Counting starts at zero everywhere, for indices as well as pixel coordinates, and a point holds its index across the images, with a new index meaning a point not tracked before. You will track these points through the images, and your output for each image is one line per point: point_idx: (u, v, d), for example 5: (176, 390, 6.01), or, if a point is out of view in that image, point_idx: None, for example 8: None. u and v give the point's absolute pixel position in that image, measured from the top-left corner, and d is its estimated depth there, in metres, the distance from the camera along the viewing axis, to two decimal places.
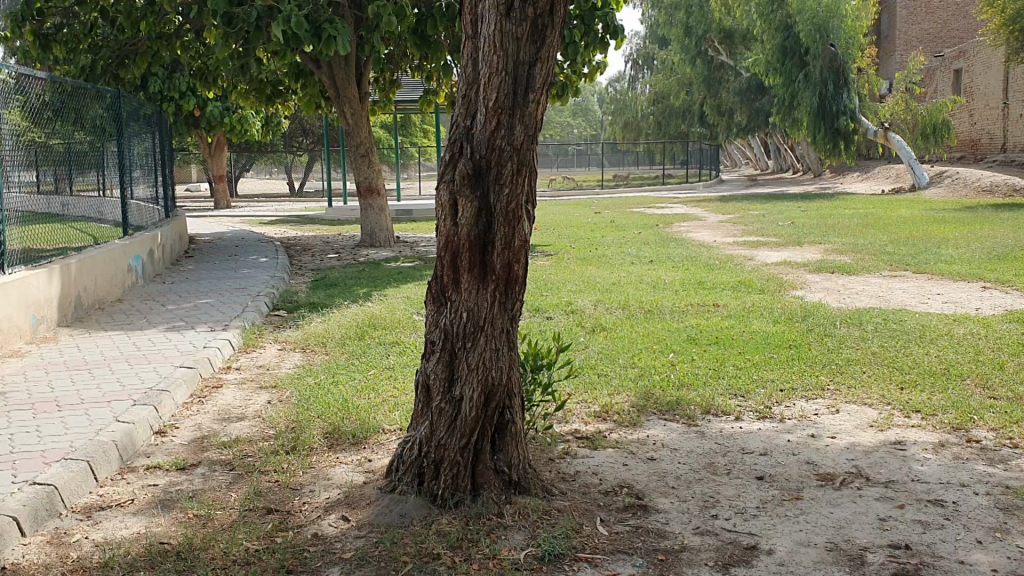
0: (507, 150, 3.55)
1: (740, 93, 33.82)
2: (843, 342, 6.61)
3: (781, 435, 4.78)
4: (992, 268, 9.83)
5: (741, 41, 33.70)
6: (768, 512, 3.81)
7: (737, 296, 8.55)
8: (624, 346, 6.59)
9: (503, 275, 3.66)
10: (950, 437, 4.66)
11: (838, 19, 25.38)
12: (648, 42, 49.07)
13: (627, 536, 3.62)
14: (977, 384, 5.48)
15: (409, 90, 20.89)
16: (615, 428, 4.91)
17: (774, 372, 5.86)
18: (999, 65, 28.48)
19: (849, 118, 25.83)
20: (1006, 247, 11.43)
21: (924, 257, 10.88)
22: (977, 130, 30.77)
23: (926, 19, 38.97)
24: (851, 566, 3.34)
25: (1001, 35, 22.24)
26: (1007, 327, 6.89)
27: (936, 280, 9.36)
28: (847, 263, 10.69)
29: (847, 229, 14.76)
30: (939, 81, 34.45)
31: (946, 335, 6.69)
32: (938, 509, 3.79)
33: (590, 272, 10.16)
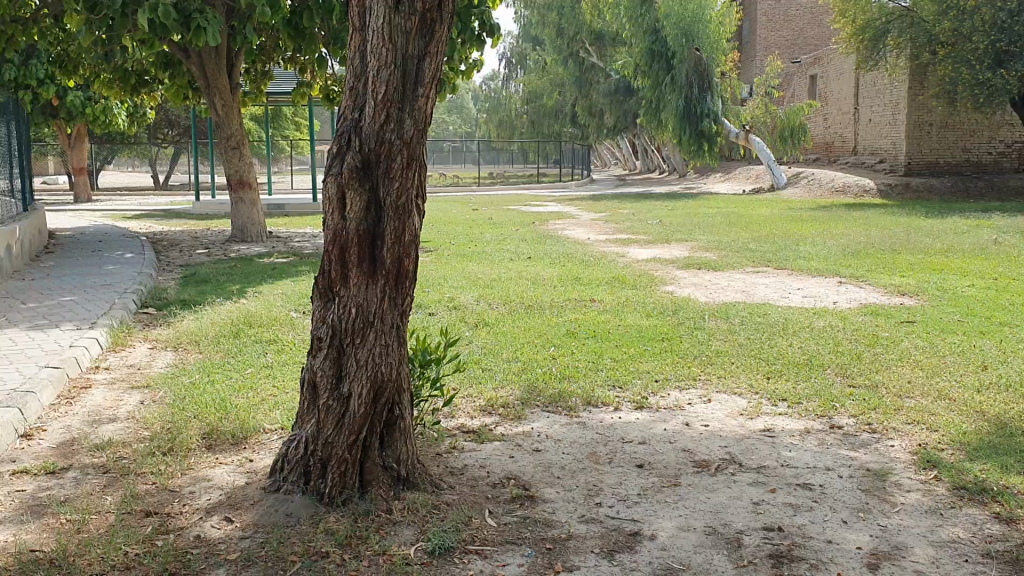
0: (396, 143, 3.56)
1: (609, 95, 34.75)
2: (714, 336, 6.86)
3: (658, 424, 4.95)
4: (847, 264, 10.39)
5: (611, 43, 34.35)
6: (650, 499, 3.95)
7: (615, 292, 8.74)
8: (506, 341, 6.66)
9: (394, 270, 3.66)
10: (815, 424, 4.92)
11: (703, 24, 26.14)
12: (521, 42, 49.57)
13: (516, 527, 3.68)
14: (836, 373, 5.81)
15: (282, 83, 20.43)
16: (500, 422, 4.97)
17: (649, 364, 6.05)
18: (850, 73, 30.05)
19: (711, 121, 26.82)
20: (859, 244, 12.08)
21: (784, 254, 11.40)
22: (830, 133, 32.36)
23: (784, 27, 40.74)
24: (728, 549, 3.49)
25: (852, 44, 23.40)
26: (861, 319, 7.33)
27: (795, 275, 9.84)
28: (712, 260, 11.11)
29: (713, 228, 15.24)
30: (795, 87, 36.10)
31: (807, 326, 7.05)
32: (805, 492, 4.01)
33: (468, 269, 10.17)
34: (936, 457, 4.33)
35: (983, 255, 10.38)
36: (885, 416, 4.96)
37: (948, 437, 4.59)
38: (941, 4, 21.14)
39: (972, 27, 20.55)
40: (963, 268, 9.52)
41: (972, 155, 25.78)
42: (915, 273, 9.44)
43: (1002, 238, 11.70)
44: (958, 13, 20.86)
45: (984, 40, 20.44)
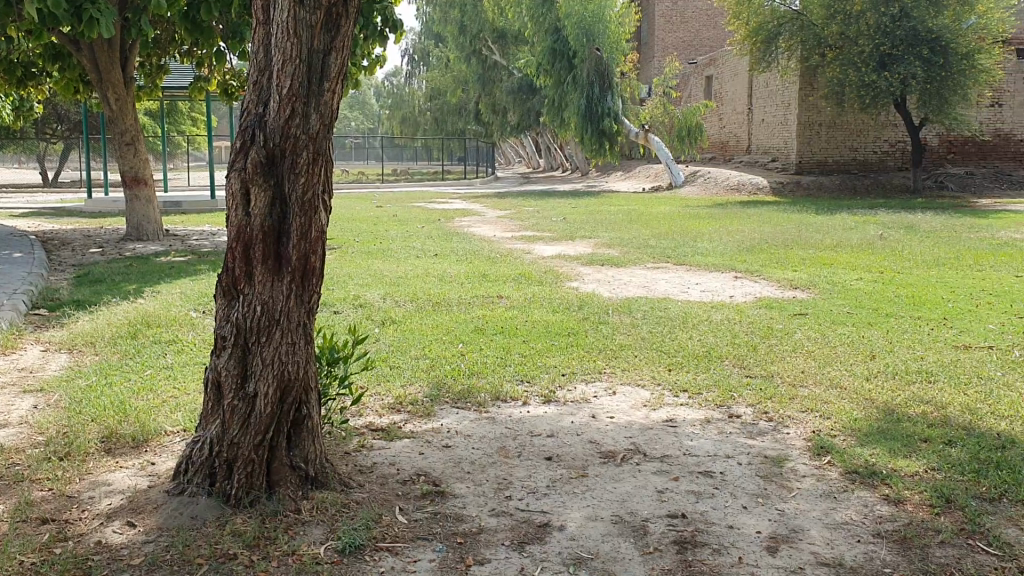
0: (301, 139, 3.53)
1: (512, 93, 34.87)
2: (618, 330, 6.99)
3: (566, 417, 5.03)
4: (743, 259, 10.73)
5: (513, 42, 34.53)
6: (558, 490, 4.02)
7: (520, 288, 8.82)
8: (414, 338, 6.65)
9: (300, 267, 3.63)
10: (715, 413, 5.08)
11: (603, 24, 26.51)
12: (423, 39, 49.36)
13: (426, 522, 3.70)
14: (735, 364, 6.00)
15: (178, 78, 19.88)
16: (409, 419, 4.97)
17: (556, 358, 6.15)
18: (744, 74, 30.93)
19: (612, 120, 27.25)
20: (754, 240, 12.48)
21: (683, 250, 11.69)
22: (725, 133, 33.25)
23: (681, 28, 41.67)
24: (634, 536, 3.58)
25: (746, 46, 24.06)
26: (757, 312, 7.59)
27: (694, 271, 10.11)
28: (615, 256, 11.32)
29: (614, 225, 15.50)
30: (692, 87, 36.97)
31: (706, 319, 7.26)
32: (707, 479, 4.14)
33: (373, 266, 10.11)
34: (828, 443, 4.52)
35: (870, 250, 10.84)
36: (781, 404, 5.15)
37: (839, 423, 4.79)
38: (829, 8, 21.99)
39: (857, 31, 21.48)
40: (851, 263, 9.92)
41: (859, 155, 26.86)
42: (807, 268, 9.80)
43: (887, 234, 12.24)
44: (845, 17, 21.73)
45: (869, 43, 21.34)
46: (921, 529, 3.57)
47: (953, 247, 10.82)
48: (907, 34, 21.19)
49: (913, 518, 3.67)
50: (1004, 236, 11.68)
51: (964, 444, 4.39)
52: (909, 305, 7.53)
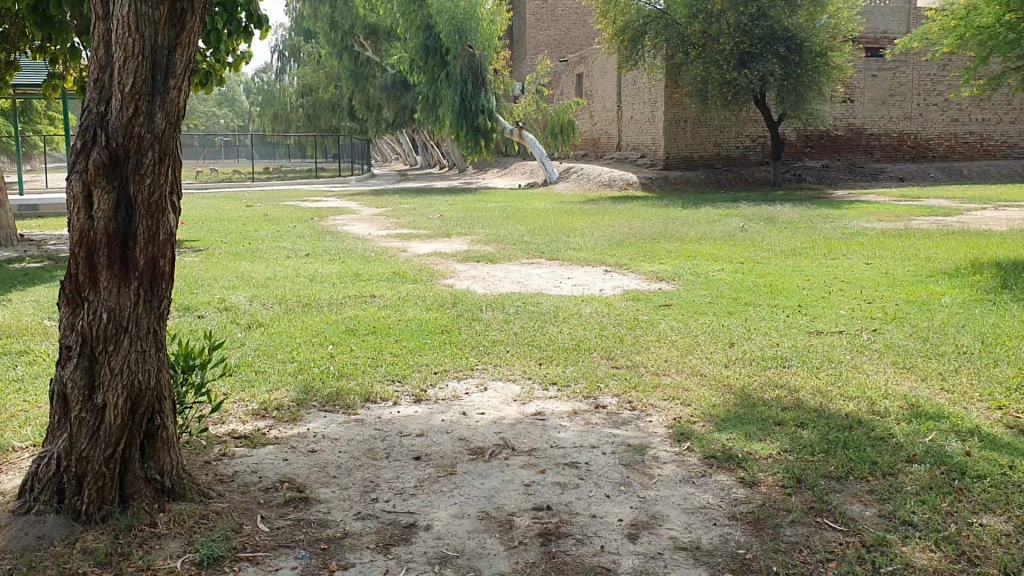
0: (146, 139, 3.41)
1: (385, 90, 34.57)
2: (490, 326, 7.02)
3: (436, 415, 5.01)
4: (614, 253, 10.94)
5: (385, 38, 34.17)
6: (425, 490, 4.00)
7: (393, 287, 8.75)
8: (281, 341, 6.52)
9: (148, 272, 3.50)
10: (583, 404, 5.16)
11: (475, 22, 26.49)
12: (293, 34, 48.33)
13: (289, 529, 3.63)
14: (603, 356, 6.11)
15: (29, 74, 18.85)
16: (274, 424, 4.87)
17: (427, 357, 6.12)
18: (613, 72, 31.51)
19: (486, 117, 27.35)
20: (624, 234, 12.74)
21: (556, 245, 11.82)
22: (597, 129, 33.83)
23: (552, 26, 42.13)
24: (499, 531, 3.60)
25: (614, 44, 24.49)
26: (625, 304, 7.75)
27: (567, 265, 10.24)
28: (490, 252, 11.36)
29: (489, 221, 15.54)
30: (563, 84, 37.46)
31: (576, 313, 7.37)
32: (573, 471, 4.20)
33: (241, 268, 9.85)
34: (689, 429, 4.65)
35: (732, 242, 11.22)
36: (646, 394, 5.27)
37: (700, 410, 4.94)
38: (691, 7, 22.58)
39: (719, 30, 22.15)
40: (715, 254, 10.24)
41: (723, 150, 27.77)
42: (674, 260, 10.06)
43: (749, 226, 12.68)
44: (707, 17, 22.35)
45: (729, 42, 22.06)
46: (773, 509, 3.71)
47: (809, 237, 11.29)
48: (765, 33, 22.06)
49: (766, 499, 3.81)
50: (856, 226, 12.27)
51: (814, 425, 4.59)
52: (767, 293, 7.82)
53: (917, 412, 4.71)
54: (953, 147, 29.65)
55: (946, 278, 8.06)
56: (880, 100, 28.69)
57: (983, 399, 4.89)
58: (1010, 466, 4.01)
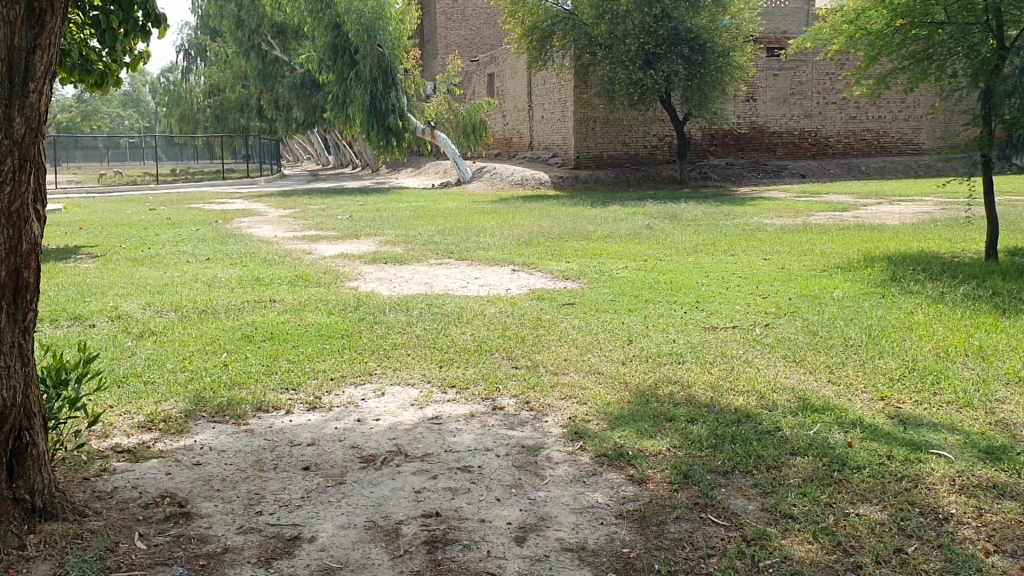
0: (5, 143, 3.24)
1: (294, 89, 34.04)
2: (391, 329, 6.94)
3: (329, 423, 4.93)
4: (521, 252, 10.95)
5: (293, 38, 33.60)
6: (311, 501, 3.92)
7: (295, 291, 8.59)
8: (174, 350, 6.33)
9: (10, 283, 3.34)
10: (480, 406, 5.14)
11: (383, 21, 26.19)
12: (199, 34, 47.23)
13: (167, 547, 3.51)
14: (504, 356, 6.09)
15: None
16: (160, 437, 4.72)
17: (325, 362, 6.01)
18: (523, 71, 31.61)
19: (397, 117, 27.22)
20: (532, 233, 12.78)
21: (464, 245, 11.79)
22: (509, 129, 33.92)
23: (462, 26, 42.07)
24: (385, 540, 3.55)
25: (522, 44, 24.54)
26: (530, 304, 7.76)
27: (474, 265, 10.22)
28: (398, 253, 11.26)
29: (398, 222, 15.42)
30: (474, 84, 37.45)
31: (479, 314, 7.34)
32: (465, 475, 4.17)
33: (137, 274, 9.56)
34: (583, 428, 4.67)
35: (637, 239, 11.35)
36: (542, 393, 5.28)
37: (594, 409, 4.96)
38: (597, 8, 22.76)
39: (625, 30, 22.40)
40: (619, 252, 10.34)
41: (632, 149, 28.16)
42: (579, 258, 10.13)
43: (654, 224, 12.86)
44: (613, 17, 22.56)
45: (635, 43, 22.35)
46: (659, 506, 3.74)
47: (712, 233, 11.49)
48: (669, 34, 22.44)
49: (654, 496, 3.84)
50: (756, 223, 12.54)
51: (704, 421, 4.65)
52: (667, 290, 7.92)
53: (804, 405, 4.81)
54: (851, 144, 30.61)
55: (838, 273, 8.29)
56: (782, 99, 29.46)
57: (867, 391, 5.02)
58: (888, 455, 4.12)
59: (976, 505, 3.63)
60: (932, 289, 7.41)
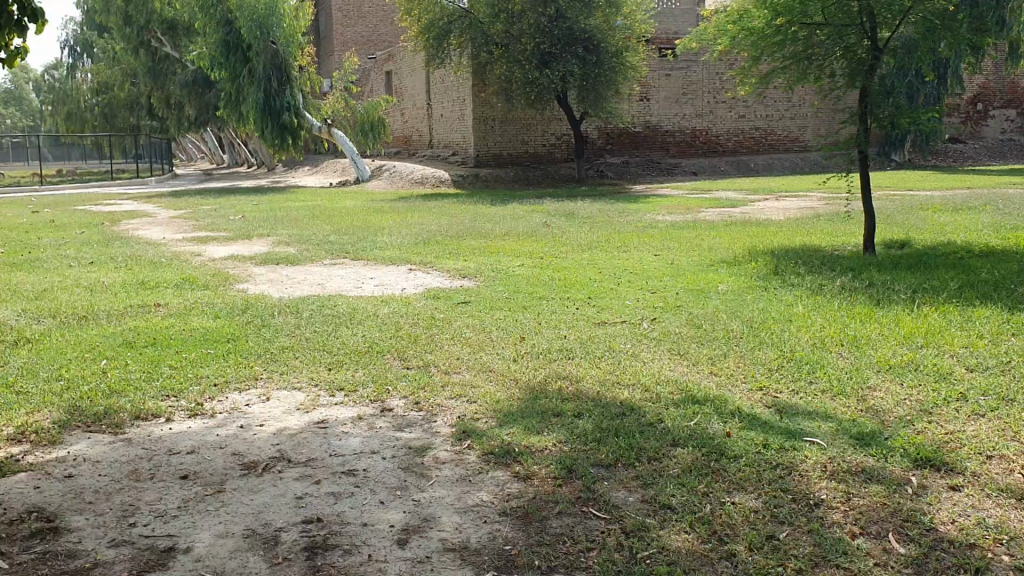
0: None
1: (186, 87, 33.15)
2: (280, 332, 6.82)
3: (212, 430, 4.80)
4: (417, 251, 10.89)
5: (184, 33, 32.58)
6: (188, 511, 3.81)
7: (181, 295, 8.35)
8: (49, 358, 6.08)
9: None
10: (368, 409, 5.08)
11: (277, 18, 25.61)
12: (84, 29, 45.55)
13: (32, 564, 3.37)
14: (395, 357, 6.04)
15: None
16: (30, 450, 4.52)
17: (209, 368, 5.86)
18: (420, 69, 31.46)
19: (292, 115, 26.83)
20: (429, 231, 12.73)
21: (360, 245, 11.67)
22: (408, 126, 33.74)
23: (359, 22, 41.64)
24: (264, 548, 3.48)
25: (419, 42, 24.39)
26: (423, 303, 7.72)
27: (369, 265, 10.12)
28: (292, 254, 11.06)
29: (293, 222, 15.16)
30: (372, 82, 37.11)
31: (371, 314, 7.27)
32: (349, 479, 4.12)
33: (13, 280, 9.15)
34: (471, 427, 4.66)
35: (534, 237, 11.42)
36: (432, 393, 5.26)
37: (484, 407, 4.97)
38: (493, 7, 22.79)
39: (520, 29, 22.52)
40: (516, 250, 10.40)
41: (530, 147, 28.37)
42: (476, 257, 10.14)
43: (551, 222, 12.96)
44: (508, 16, 22.62)
45: (530, 42, 22.50)
46: (542, 502, 3.77)
47: (606, 230, 11.66)
48: (563, 34, 22.69)
49: (537, 493, 3.86)
50: (650, 219, 12.77)
51: (591, 415, 4.71)
52: (560, 287, 8.00)
53: (687, 397, 4.92)
54: (741, 142, 31.48)
55: (725, 267, 8.50)
56: (674, 98, 30.09)
57: (747, 381, 5.17)
58: (764, 444, 4.24)
59: (845, 489, 3.77)
60: (812, 281, 7.68)
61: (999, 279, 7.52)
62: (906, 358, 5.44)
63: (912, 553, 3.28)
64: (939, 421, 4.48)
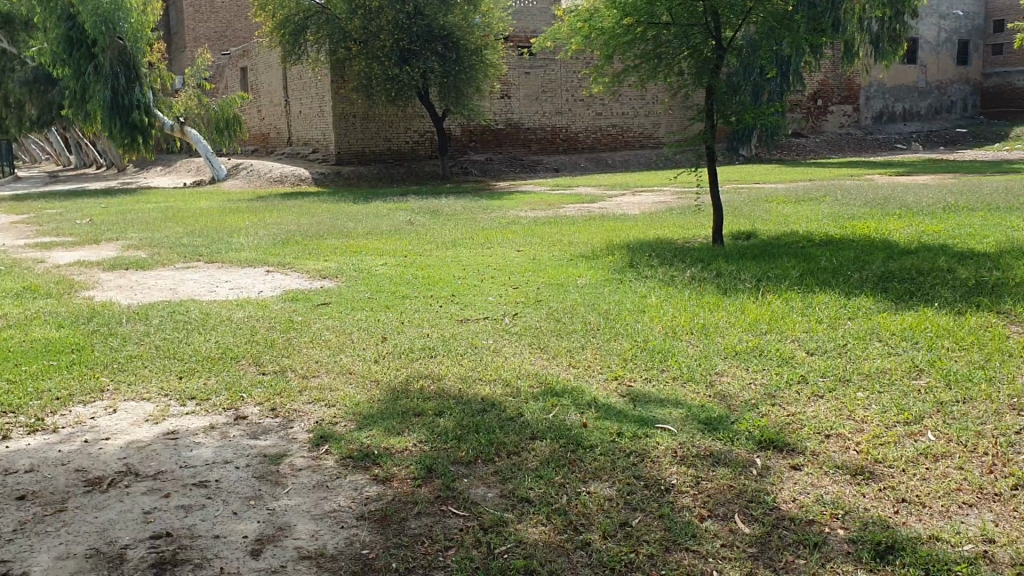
0: None
1: (25, 84, 31.37)
2: (128, 340, 6.53)
3: (53, 447, 4.56)
4: (275, 252, 10.64)
5: (23, 29, 30.40)
6: (25, 533, 3.61)
7: (20, 305, 7.89)
8: None
9: None
10: (221, 418, 4.93)
11: (122, 12, 24.37)
12: None
13: None
14: (250, 363, 5.89)
15: None
16: None
17: (50, 381, 5.55)
18: (277, 66, 30.71)
19: (142, 112, 25.85)
20: (288, 232, 12.46)
21: (215, 247, 11.31)
22: (265, 124, 32.92)
23: (211, 18, 40.35)
24: (108, 568, 3.33)
25: (274, 39, 23.79)
26: (282, 306, 7.55)
27: (224, 268, 9.82)
28: (142, 258, 10.62)
29: (143, 224, 14.57)
30: (227, 79, 36.02)
31: (226, 320, 7.05)
32: (201, 491, 3.99)
33: None
34: (328, 431, 4.59)
35: (396, 236, 11.34)
36: (289, 399, 5.14)
37: (342, 410, 4.90)
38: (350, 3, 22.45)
39: (377, 26, 22.31)
40: (377, 249, 10.30)
41: (392, 144, 28.20)
42: (336, 256, 9.99)
43: (413, 220, 12.90)
44: (365, 13, 22.35)
45: (389, 38, 22.32)
46: (399, 504, 3.75)
47: (468, 227, 11.69)
48: (422, 31, 22.68)
49: (395, 495, 3.83)
50: (512, 215, 12.90)
51: (450, 413, 4.71)
52: (422, 285, 7.97)
53: (546, 390, 4.99)
54: (600, 138, 32.23)
55: (583, 261, 8.66)
56: (534, 96, 30.46)
57: (604, 372, 5.29)
58: (619, 432, 4.34)
59: (694, 474, 3.90)
60: (665, 273, 7.92)
61: (835, 267, 7.94)
62: (751, 344, 5.67)
63: (756, 532, 3.43)
64: (781, 403, 4.70)
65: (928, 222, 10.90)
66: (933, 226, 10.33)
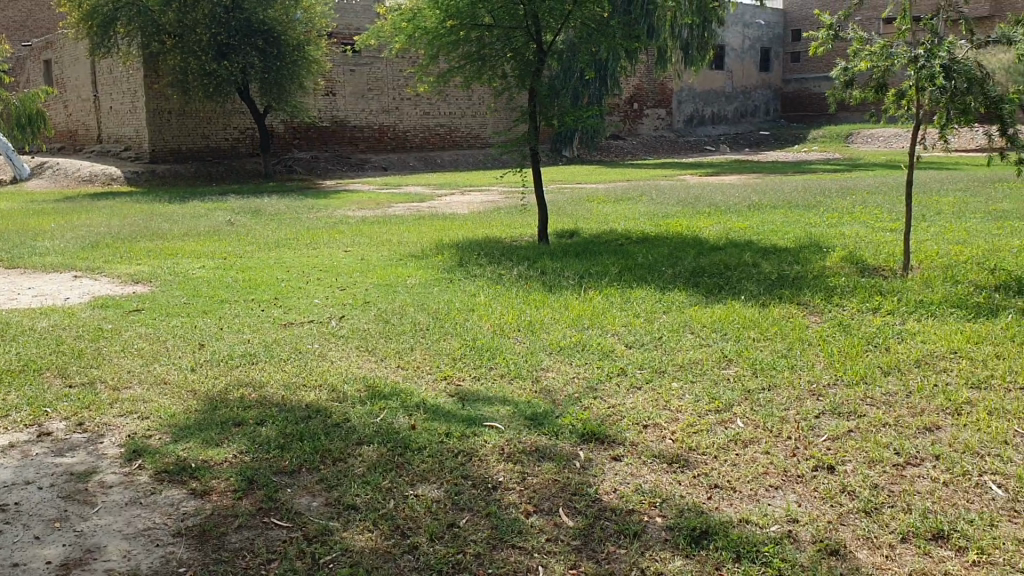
0: None
1: None
2: None
3: None
4: (84, 256, 10.03)
5: None
6: None
7: None
8: None
9: None
10: (22, 435, 4.59)
11: None
12: None
13: None
14: (56, 375, 5.51)
15: None
16: None
17: None
18: (84, 58, 28.94)
19: None
20: (98, 234, 11.77)
21: (15, 252, 10.54)
22: (72, 121, 30.98)
23: (9, 6, 37.58)
24: None
25: (80, 30, 22.39)
26: (91, 313, 7.12)
27: (26, 274, 9.17)
28: None
29: None
30: (28, 71, 33.65)
31: (28, 329, 6.58)
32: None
33: None
34: (142, 445, 4.36)
35: (216, 237, 10.93)
36: (98, 412, 4.85)
37: (158, 422, 4.67)
38: None
39: (194, 19, 21.45)
40: (196, 251, 9.90)
41: (211, 142, 27.21)
42: (151, 260, 9.52)
43: (234, 220, 12.48)
44: (180, 6, 21.45)
45: (206, 33, 21.49)
46: (219, 517, 3.61)
47: (293, 227, 11.41)
48: (241, 26, 21.99)
49: (215, 508, 3.69)
50: (338, 215, 12.70)
51: (274, 421, 4.58)
52: (244, 288, 7.71)
53: (372, 392, 4.93)
54: (427, 138, 32.36)
55: (411, 261, 8.63)
56: (360, 94, 30.11)
57: (431, 372, 5.28)
58: (446, 432, 4.34)
59: (520, 470, 3.96)
60: (491, 272, 8.00)
61: (653, 263, 8.25)
62: (574, 339, 5.81)
63: (579, 525, 3.51)
64: (602, 396, 4.84)
65: (735, 220, 11.50)
66: (740, 224, 10.91)
